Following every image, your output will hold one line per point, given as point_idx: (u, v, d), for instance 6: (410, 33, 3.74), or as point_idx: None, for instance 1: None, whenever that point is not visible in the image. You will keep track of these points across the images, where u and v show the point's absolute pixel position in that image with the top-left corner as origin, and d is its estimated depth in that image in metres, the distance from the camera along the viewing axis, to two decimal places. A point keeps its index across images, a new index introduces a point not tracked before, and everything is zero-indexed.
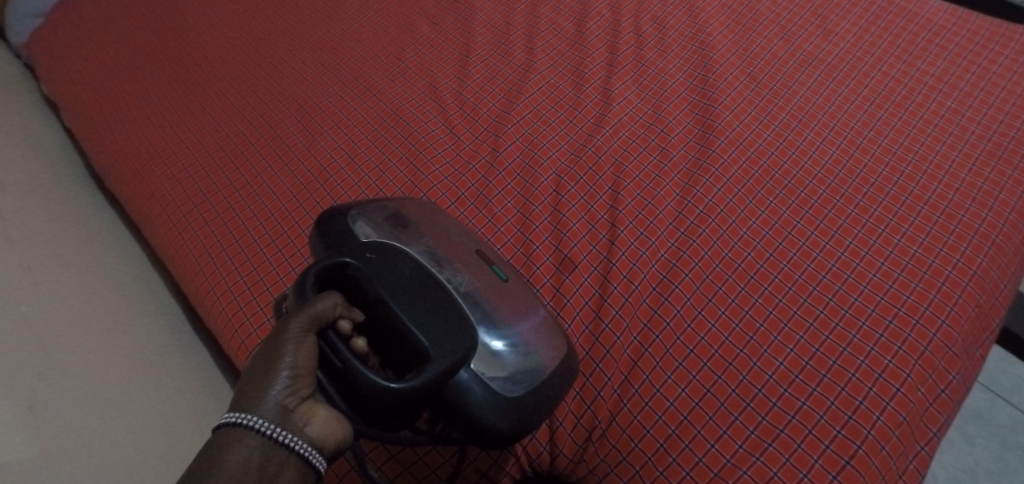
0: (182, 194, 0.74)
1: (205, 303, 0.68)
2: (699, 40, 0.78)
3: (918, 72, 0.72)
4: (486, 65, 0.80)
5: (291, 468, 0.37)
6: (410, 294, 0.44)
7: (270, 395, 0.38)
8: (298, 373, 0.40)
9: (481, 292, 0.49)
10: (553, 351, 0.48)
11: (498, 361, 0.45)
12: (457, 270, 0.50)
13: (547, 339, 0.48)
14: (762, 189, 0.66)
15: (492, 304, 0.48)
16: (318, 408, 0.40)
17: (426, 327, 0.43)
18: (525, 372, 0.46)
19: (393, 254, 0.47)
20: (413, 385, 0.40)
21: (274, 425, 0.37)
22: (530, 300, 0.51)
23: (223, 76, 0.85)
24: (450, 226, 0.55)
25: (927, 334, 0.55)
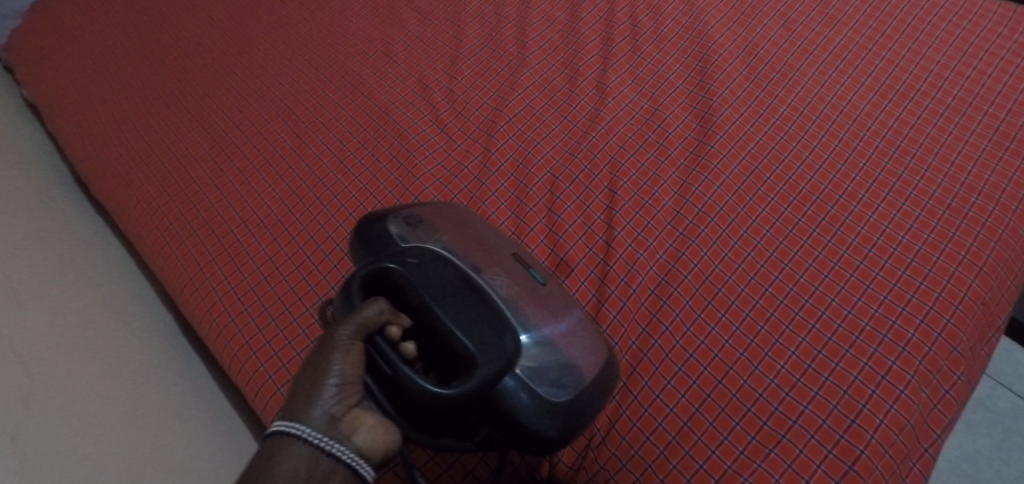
0: (168, 201, 0.73)
1: (196, 313, 0.67)
2: (696, 30, 0.76)
3: (923, 59, 0.70)
4: (477, 59, 0.78)
5: (338, 474, 0.38)
6: (450, 300, 0.44)
7: (320, 403, 0.40)
8: (345, 381, 0.41)
9: (519, 295, 0.46)
10: (596, 355, 0.46)
11: (543, 366, 0.43)
12: (497, 273, 0.47)
13: (588, 342, 0.46)
14: (762, 186, 0.65)
15: (531, 306, 0.45)
16: (364, 416, 0.41)
17: (473, 332, 0.43)
18: (570, 376, 0.44)
19: (431, 260, 0.46)
20: (461, 391, 0.40)
21: (322, 433, 0.39)
22: (568, 304, 0.48)
23: (204, 77, 0.83)
24: (483, 230, 0.53)
25: (931, 334, 0.54)
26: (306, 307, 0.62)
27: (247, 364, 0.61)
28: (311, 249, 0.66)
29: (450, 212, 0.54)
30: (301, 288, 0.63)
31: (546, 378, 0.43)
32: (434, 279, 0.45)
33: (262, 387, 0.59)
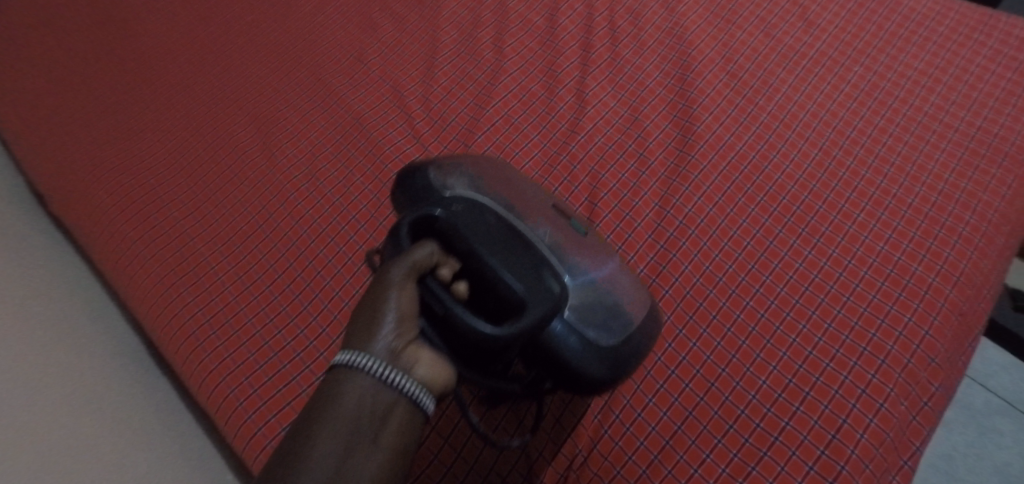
0: (131, 217, 0.70)
1: (162, 336, 0.64)
2: (676, 35, 0.75)
3: (901, 65, 0.70)
4: (454, 66, 0.76)
5: (402, 406, 0.36)
6: (500, 245, 0.45)
7: (380, 337, 0.38)
8: (402, 316, 0.39)
9: (564, 245, 0.50)
10: (639, 301, 0.50)
11: (590, 312, 0.47)
12: (540, 223, 0.50)
13: (631, 290, 0.50)
14: (742, 196, 0.64)
15: (575, 256, 0.49)
16: (422, 351, 0.39)
17: (519, 274, 0.43)
18: (616, 320, 0.48)
19: (477, 208, 0.47)
20: (517, 330, 0.40)
21: (385, 365, 0.37)
22: (610, 255, 0.52)
23: (169, 85, 0.80)
24: (523, 182, 0.56)
25: (910, 346, 0.54)
26: (279, 329, 0.60)
27: (216, 390, 0.59)
28: (283, 267, 0.64)
29: (488, 169, 0.56)
30: (273, 308, 0.62)
31: (595, 323, 0.47)
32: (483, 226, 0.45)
33: (232, 414, 0.57)
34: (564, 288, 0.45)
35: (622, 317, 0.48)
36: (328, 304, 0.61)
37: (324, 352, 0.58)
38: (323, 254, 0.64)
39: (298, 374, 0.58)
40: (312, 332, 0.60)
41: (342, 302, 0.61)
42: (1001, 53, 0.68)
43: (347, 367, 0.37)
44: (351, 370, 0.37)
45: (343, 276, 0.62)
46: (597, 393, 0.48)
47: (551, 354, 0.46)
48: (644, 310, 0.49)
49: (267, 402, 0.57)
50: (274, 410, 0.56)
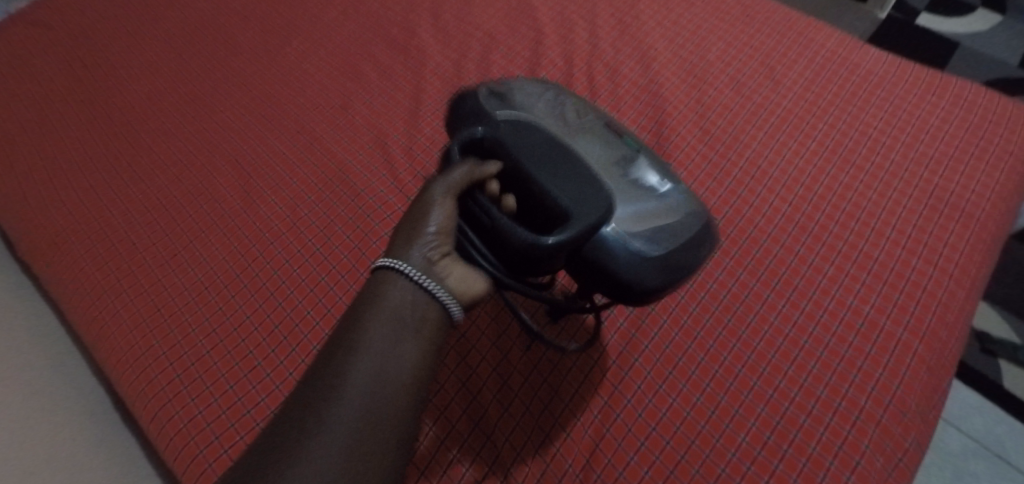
0: (104, 265, 0.69)
1: (132, 391, 0.63)
2: (651, 91, 0.78)
3: (862, 124, 0.73)
4: (437, 117, 0.78)
5: (434, 310, 0.44)
6: (545, 161, 0.49)
7: (417, 246, 0.45)
8: (440, 231, 0.46)
9: (609, 167, 0.52)
10: (682, 207, 0.51)
11: (639, 226, 0.49)
12: (588, 145, 0.53)
13: (675, 200, 0.52)
14: (717, 250, 0.66)
15: (623, 175, 0.52)
16: (455, 267, 0.46)
17: (567, 189, 0.47)
18: (662, 230, 0.49)
19: (524, 125, 0.51)
20: (562, 239, 0.45)
21: (420, 271, 0.44)
22: (659, 163, 0.54)
23: (148, 132, 0.81)
24: (570, 102, 0.58)
25: (882, 401, 0.57)
26: (254, 385, 0.60)
27: (187, 449, 0.58)
28: (261, 319, 0.64)
29: (553, 93, 0.59)
30: (248, 362, 0.62)
31: (642, 234, 0.49)
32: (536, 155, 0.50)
33: (204, 475, 0.56)
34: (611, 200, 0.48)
35: (667, 226, 0.50)
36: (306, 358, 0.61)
37: None
38: (303, 306, 0.65)
39: None
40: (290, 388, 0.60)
41: None
42: (953, 114, 0.73)
43: (388, 270, 0.45)
44: (392, 274, 0.44)
45: (323, 328, 0.63)
46: (643, 303, 0.51)
47: (599, 264, 0.49)
48: (690, 214, 0.51)
49: None
50: None
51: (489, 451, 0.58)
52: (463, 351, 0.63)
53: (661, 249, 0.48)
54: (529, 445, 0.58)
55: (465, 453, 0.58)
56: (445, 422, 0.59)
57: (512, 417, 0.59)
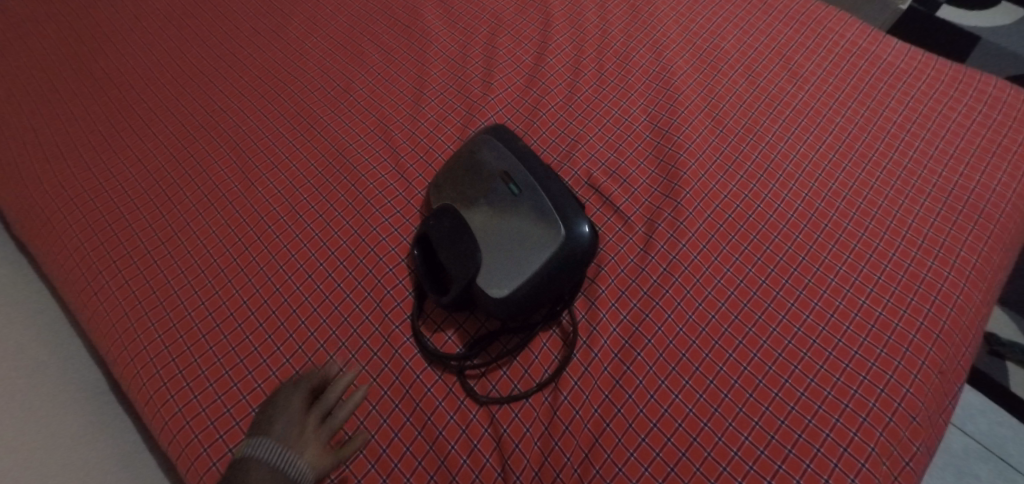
0: (98, 245, 0.68)
1: (125, 374, 0.62)
2: (662, 79, 0.75)
3: (881, 118, 0.71)
4: (441, 101, 0.76)
5: None
6: (451, 240, 0.59)
7: (274, 429, 0.50)
8: (299, 415, 0.51)
9: (493, 219, 0.57)
10: (546, 242, 0.54)
11: (502, 265, 0.55)
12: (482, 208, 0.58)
13: (540, 234, 0.55)
14: (726, 244, 0.64)
15: (501, 223, 0.57)
16: (309, 443, 0.50)
17: (460, 258, 0.58)
18: (524, 267, 0.54)
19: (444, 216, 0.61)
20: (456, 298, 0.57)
21: (273, 458, 0.48)
22: (541, 202, 0.56)
23: (146, 110, 0.79)
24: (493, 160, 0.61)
25: (891, 404, 0.55)
26: (248, 370, 0.59)
27: (179, 434, 0.57)
28: (256, 304, 0.63)
29: (481, 145, 0.63)
30: (242, 348, 0.60)
31: (503, 271, 0.55)
32: (442, 227, 0.60)
33: (196, 461, 0.56)
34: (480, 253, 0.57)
35: (529, 263, 0.54)
36: (301, 345, 0.60)
37: None
38: (300, 291, 0.63)
39: None
40: (284, 374, 0.59)
41: (317, 343, 0.60)
42: (976, 111, 0.70)
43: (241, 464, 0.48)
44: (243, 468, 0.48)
45: (320, 315, 0.62)
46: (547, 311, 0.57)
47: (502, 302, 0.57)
48: (552, 248, 0.54)
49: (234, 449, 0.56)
50: None
51: (487, 443, 0.57)
52: (461, 341, 0.61)
53: (520, 280, 0.54)
54: (527, 438, 0.57)
55: (462, 445, 0.56)
56: (443, 412, 0.58)
57: (511, 410, 0.58)
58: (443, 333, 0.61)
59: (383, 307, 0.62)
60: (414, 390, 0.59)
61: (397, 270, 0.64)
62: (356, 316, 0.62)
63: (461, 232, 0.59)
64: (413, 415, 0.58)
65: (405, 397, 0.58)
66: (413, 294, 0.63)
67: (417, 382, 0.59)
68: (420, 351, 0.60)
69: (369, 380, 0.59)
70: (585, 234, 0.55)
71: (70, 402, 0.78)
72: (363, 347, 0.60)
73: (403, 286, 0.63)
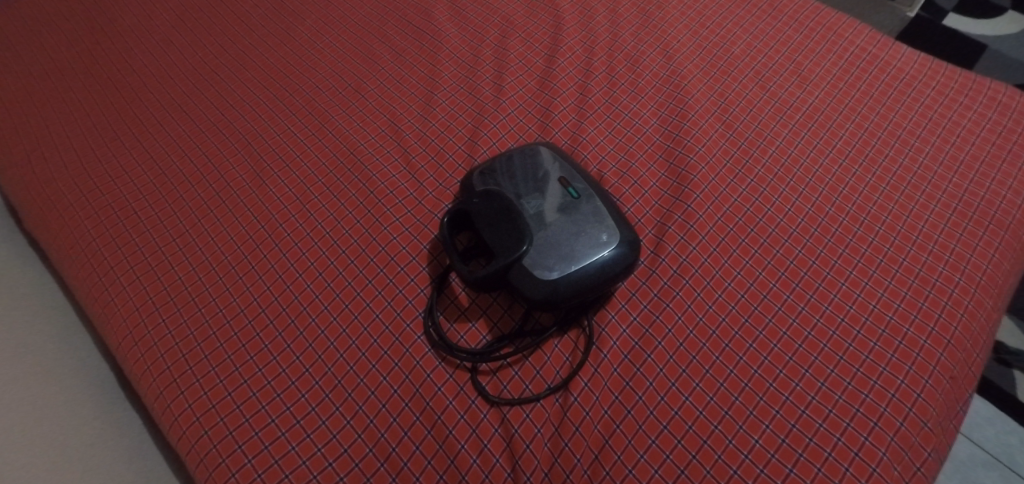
0: (110, 241, 0.68)
1: (135, 370, 0.62)
2: (673, 83, 0.75)
3: (891, 124, 0.71)
4: (452, 102, 0.76)
5: None
6: (499, 218, 0.60)
7: None
8: None
9: (552, 211, 0.60)
10: (606, 242, 0.58)
11: (558, 249, 0.57)
12: (539, 200, 0.61)
13: (598, 235, 0.58)
14: (736, 247, 0.64)
15: (557, 217, 0.59)
16: None
17: (507, 235, 0.58)
18: (580, 256, 0.57)
19: (494, 194, 0.61)
20: (493, 273, 0.57)
21: None
22: (597, 209, 0.60)
23: (159, 107, 0.79)
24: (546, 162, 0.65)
25: (902, 409, 0.55)
26: (259, 368, 0.59)
27: (190, 431, 0.58)
28: (267, 301, 0.63)
29: (538, 149, 0.66)
30: (253, 345, 0.61)
31: (557, 254, 0.57)
32: (491, 206, 0.60)
33: (207, 457, 0.56)
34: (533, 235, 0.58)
35: (583, 255, 0.57)
36: (312, 342, 0.61)
37: (306, 393, 0.58)
38: (311, 289, 0.64)
39: (277, 416, 0.57)
40: (295, 372, 0.59)
41: (327, 341, 0.61)
42: (987, 117, 0.70)
43: None
44: None
45: (330, 313, 0.62)
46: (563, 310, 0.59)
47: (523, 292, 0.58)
48: (614, 249, 0.58)
49: (244, 446, 0.56)
50: (250, 454, 0.55)
51: (497, 444, 0.57)
52: (473, 341, 0.61)
53: (575, 267, 0.57)
54: (537, 439, 0.57)
55: (472, 445, 0.56)
56: (454, 411, 0.58)
57: (522, 411, 0.58)
58: (455, 332, 0.61)
59: (394, 306, 0.62)
60: (425, 389, 0.58)
61: (408, 269, 0.65)
62: (366, 315, 0.62)
63: (516, 212, 0.59)
64: (423, 414, 0.57)
65: (416, 396, 0.58)
66: (425, 293, 0.63)
67: (427, 381, 0.59)
68: (432, 349, 0.60)
69: (379, 379, 0.59)
70: (637, 246, 0.59)
71: (78, 399, 0.78)
72: (373, 345, 0.60)
73: (413, 285, 0.64)
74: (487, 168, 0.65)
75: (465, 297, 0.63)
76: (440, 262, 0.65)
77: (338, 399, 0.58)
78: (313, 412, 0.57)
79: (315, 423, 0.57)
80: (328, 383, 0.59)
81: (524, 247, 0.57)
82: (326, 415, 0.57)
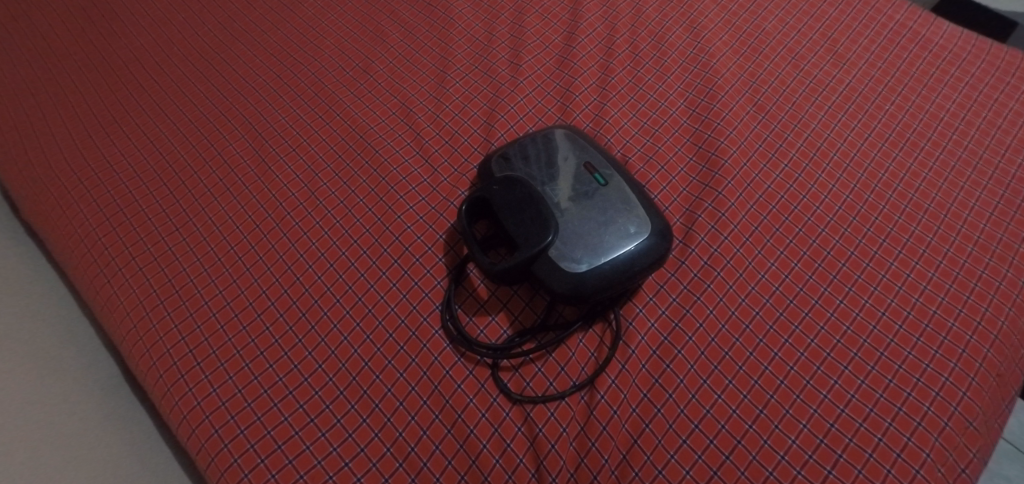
0: (110, 230, 0.65)
1: (139, 366, 0.59)
2: (700, 62, 0.71)
3: (933, 105, 0.67)
4: (466, 83, 0.73)
5: None
6: (521, 206, 0.56)
7: None
8: None
9: (578, 199, 0.57)
10: (636, 232, 0.55)
11: (585, 240, 0.54)
12: (564, 188, 0.58)
13: (627, 225, 0.55)
14: (770, 237, 0.61)
15: (583, 205, 0.56)
16: None
17: (529, 225, 0.55)
18: (609, 248, 0.54)
19: (515, 180, 0.58)
20: (515, 265, 0.54)
21: None
22: (626, 196, 0.57)
23: (157, 89, 0.76)
24: (571, 147, 0.61)
25: (947, 408, 0.52)
26: (270, 364, 0.57)
27: (198, 429, 0.55)
28: (277, 294, 0.60)
29: (554, 134, 0.63)
30: (264, 341, 0.58)
31: (584, 246, 0.54)
32: (512, 193, 0.57)
33: (216, 457, 0.53)
34: (559, 225, 0.55)
35: (612, 246, 0.54)
36: (325, 337, 0.58)
37: (319, 390, 0.55)
38: (322, 281, 0.61)
39: (290, 414, 0.54)
40: (307, 368, 0.56)
41: (340, 336, 0.58)
42: None
43: None
44: None
45: (343, 306, 0.59)
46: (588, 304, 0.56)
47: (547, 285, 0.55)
48: (644, 240, 0.54)
49: (256, 445, 0.53)
50: (262, 454, 0.53)
51: (520, 443, 0.54)
52: (494, 335, 0.58)
53: (603, 260, 0.53)
54: (563, 438, 0.54)
55: (494, 445, 0.54)
56: (475, 409, 0.55)
57: (546, 409, 0.55)
58: (475, 326, 0.59)
59: (410, 299, 0.59)
60: (444, 386, 0.56)
61: (424, 260, 0.61)
62: (381, 309, 0.59)
63: (538, 200, 0.56)
64: (442, 412, 0.55)
65: (434, 393, 0.56)
66: (441, 286, 0.60)
67: (446, 377, 0.56)
68: (450, 344, 0.57)
69: (396, 375, 0.56)
70: (669, 236, 0.56)
71: (82, 394, 0.76)
72: (388, 341, 0.57)
73: (430, 277, 0.61)
74: (503, 153, 0.62)
75: (484, 289, 0.60)
76: (457, 252, 0.62)
77: (353, 397, 0.55)
78: (327, 410, 0.55)
79: (329, 421, 0.54)
80: (342, 380, 0.56)
81: (549, 238, 0.54)
82: (341, 413, 0.55)
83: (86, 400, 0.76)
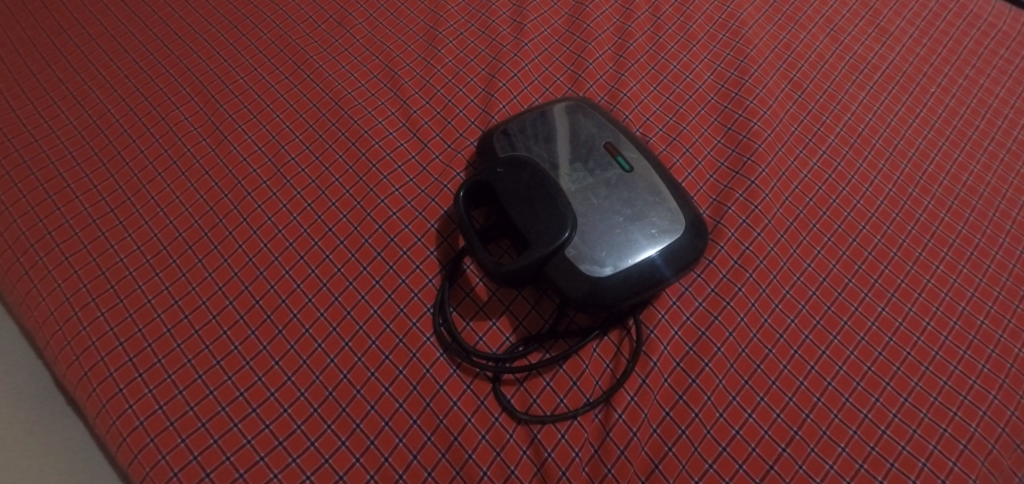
0: (28, 210, 0.53)
1: (65, 378, 0.49)
2: (730, 29, 0.63)
3: (981, 90, 0.61)
4: (461, 42, 0.63)
5: None
6: (532, 195, 0.47)
7: None
8: None
9: (597, 188, 0.48)
10: (667, 230, 0.47)
11: (609, 238, 0.46)
12: (580, 174, 0.49)
13: (657, 219, 0.47)
14: (807, 234, 0.54)
15: (605, 196, 0.48)
16: None
17: (541, 219, 0.46)
18: (636, 247, 0.46)
19: (523, 163, 0.49)
20: (523, 266, 0.45)
21: None
22: (655, 184, 0.49)
23: (86, 38, 0.63)
24: (588, 125, 0.53)
25: (994, 429, 0.47)
26: (229, 375, 0.48)
27: (141, 456, 0.45)
28: (235, 292, 0.51)
29: (562, 106, 0.54)
30: (221, 348, 0.48)
31: (607, 244, 0.46)
32: (519, 180, 0.48)
33: None
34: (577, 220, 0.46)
35: (639, 245, 0.46)
36: (295, 344, 0.49)
37: (288, 408, 0.47)
38: (289, 277, 0.51)
39: (253, 436, 0.46)
40: (274, 381, 0.48)
41: (313, 343, 0.49)
42: None
43: None
44: None
45: (316, 307, 0.50)
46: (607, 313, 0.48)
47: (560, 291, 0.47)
48: (677, 238, 0.47)
49: (212, 474, 0.44)
50: None
51: (525, 469, 0.47)
52: (494, 343, 0.50)
53: (629, 261, 0.46)
54: (575, 464, 0.47)
55: (496, 471, 0.46)
56: (473, 431, 0.47)
57: (556, 429, 0.48)
58: (472, 332, 0.50)
59: (396, 299, 0.51)
60: (436, 404, 0.48)
61: (413, 253, 0.52)
62: (361, 311, 0.50)
63: (550, 189, 0.47)
64: (435, 433, 0.47)
65: (425, 411, 0.47)
66: (433, 284, 0.52)
67: (440, 394, 0.48)
68: (443, 353, 0.49)
69: (379, 391, 0.48)
70: (703, 232, 0.48)
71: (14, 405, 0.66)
72: (371, 348, 0.49)
73: (420, 274, 0.52)
74: (504, 130, 0.53)
75: (483, 289, 0.52)
76: (451, 244, 0.53)
77: (330, 416, 0.47)
78: (298, 431, 0.46)
79: (301, 444, 0.46)
80: (317, 395, 0.47)
81: (566, 235, 0.45)
82: (315, 435, 0.46)
83: (22, 409, 0.66)
